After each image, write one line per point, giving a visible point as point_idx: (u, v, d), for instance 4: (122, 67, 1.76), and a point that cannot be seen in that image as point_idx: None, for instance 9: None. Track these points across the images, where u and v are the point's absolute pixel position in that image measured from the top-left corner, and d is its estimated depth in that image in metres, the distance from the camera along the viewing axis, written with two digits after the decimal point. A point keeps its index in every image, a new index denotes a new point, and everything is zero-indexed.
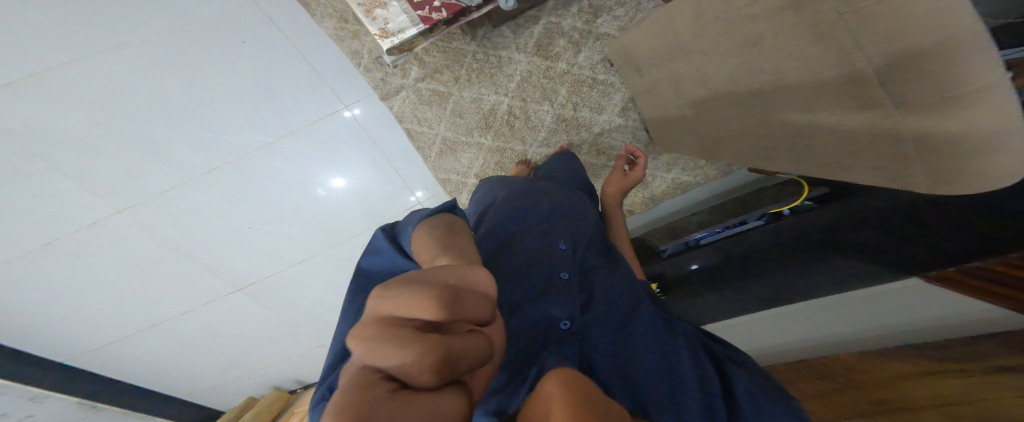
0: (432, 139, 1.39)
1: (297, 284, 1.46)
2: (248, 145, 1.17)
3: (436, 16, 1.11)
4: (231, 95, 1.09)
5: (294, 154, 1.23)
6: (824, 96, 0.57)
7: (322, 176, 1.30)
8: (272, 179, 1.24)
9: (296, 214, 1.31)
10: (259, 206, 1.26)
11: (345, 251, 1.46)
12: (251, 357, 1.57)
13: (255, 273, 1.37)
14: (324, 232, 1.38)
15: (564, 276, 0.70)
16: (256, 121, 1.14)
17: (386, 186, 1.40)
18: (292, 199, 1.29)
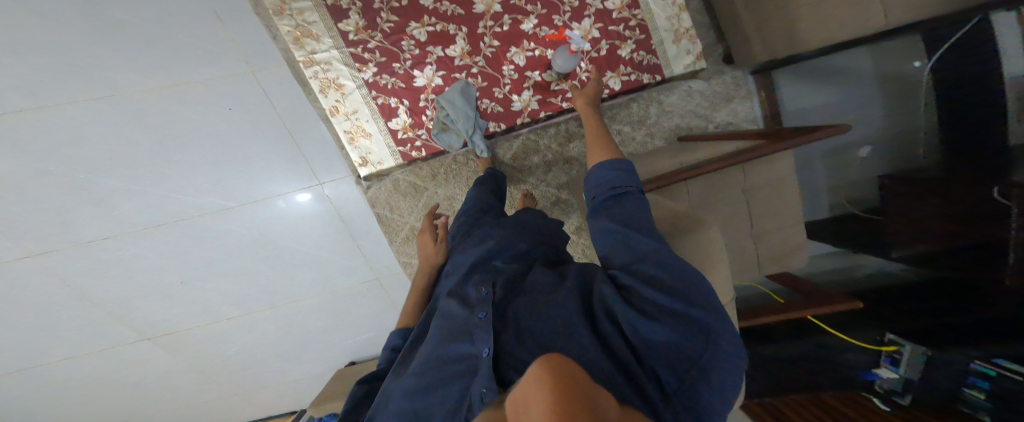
0: (400, 226, 1.24)
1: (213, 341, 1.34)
2: (213, 209, 1.09)
3: (414, 152, 1.10)
4: (206, 160, 1.04)
5: (259, 217, 1.13)
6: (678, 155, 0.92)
7: (280, 187, 1.11)
8: (228, 255, 1.17)
9: (240, 252, 1.18)
10: (199, 256, 1.15)
11: (286, 311, 1.35)
12: (144, 408, 1.39)
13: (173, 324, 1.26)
14: (265, 270, 1.23)
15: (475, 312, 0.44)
16: (220, 183, 1.07)
17: (346, 258, 1.28)
18: (238, 246, 1.16)
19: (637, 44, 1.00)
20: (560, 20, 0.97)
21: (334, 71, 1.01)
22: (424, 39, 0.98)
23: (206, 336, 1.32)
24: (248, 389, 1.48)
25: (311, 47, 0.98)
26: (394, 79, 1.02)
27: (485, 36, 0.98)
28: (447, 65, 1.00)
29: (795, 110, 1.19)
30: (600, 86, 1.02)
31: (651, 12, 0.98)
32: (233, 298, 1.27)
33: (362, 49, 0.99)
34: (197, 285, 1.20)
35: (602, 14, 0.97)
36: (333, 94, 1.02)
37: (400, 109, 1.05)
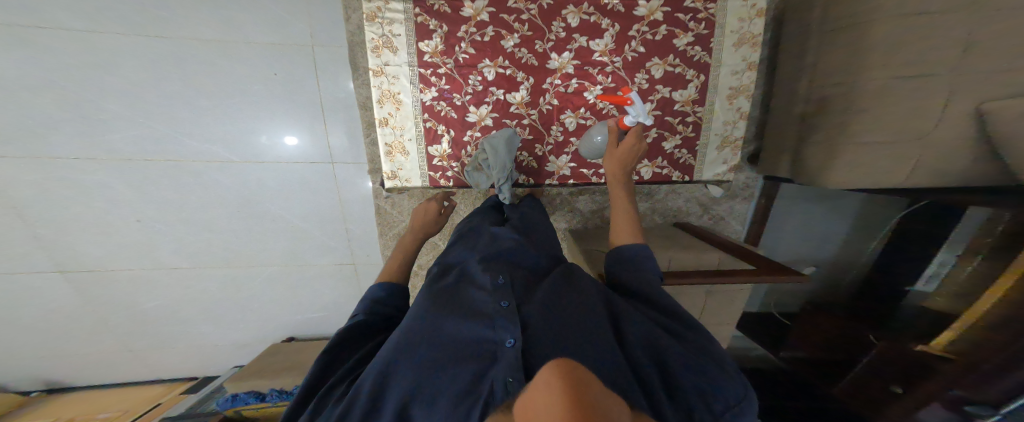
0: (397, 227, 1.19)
1: (143, 294, 1.21)
2: (202, 156, 1.02)
3: (444, 182, 1.07)
4: (223, 111, 0.98)
5: (249, 177, 1.06)
6: (684, 255, 1.05)
7: (279, 134, 1.02)
8: (200, 205, 1.08)
9: (214, 205, 1.08)
10: (165, 201, 1.06)
11: (241, 282, 1.24)
12: (34, 344, 1.24)
13: (104, 264, 1.13)
14: (235, 234, 1.13)
15: (503, 303, 0.58)
16: (225, 135, 1.00)
17: (326, 239, 1.19)
18: (215, 196, 1.07)
19: (683, 140, 0.96)
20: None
21: (398, 84, 0.97)
22: (490, 79, 0.95)
23: (138, 286, 1.19)
24: (163, 342, 1.34)
25: (386, 57, 0.94)
26: (450, 108, 0.98)
27: (548, 92, 0.96)
28: (503, 107, 0.98)
29: (783, 229, 1.32)
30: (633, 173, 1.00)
31: (713, 112, 0.94)
32: (183, 250, 1.14)
33: (429, 71, 0.96)
34: (152, 227, 1.09)
35: (665, 102, 0.93)
36: (389, 105, 0.98)
37: (445, 136, 1.02)
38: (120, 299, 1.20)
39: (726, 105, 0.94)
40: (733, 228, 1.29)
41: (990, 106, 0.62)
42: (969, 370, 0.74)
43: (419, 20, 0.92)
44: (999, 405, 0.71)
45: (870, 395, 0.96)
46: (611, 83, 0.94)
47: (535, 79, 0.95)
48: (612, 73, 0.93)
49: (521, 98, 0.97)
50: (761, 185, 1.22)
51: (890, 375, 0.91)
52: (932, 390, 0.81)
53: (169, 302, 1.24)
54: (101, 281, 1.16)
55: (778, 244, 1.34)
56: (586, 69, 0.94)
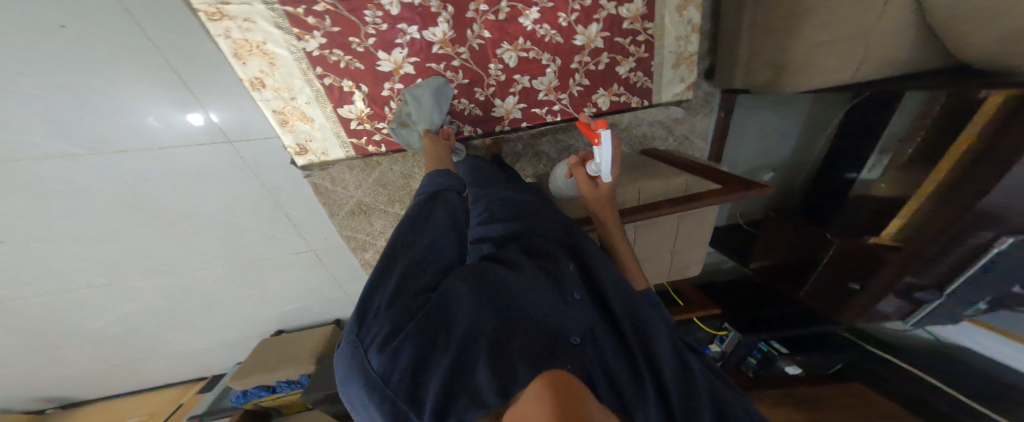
0: (345, 201, 1.10)
1: (73, 313, 1.10)
2: (55, 154, 0.81)
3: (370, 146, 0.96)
4: (57, 98, 0.75)
5: (141, 171, 0.89)
6: (653, 186, 0.99)
7: (131, 105, 0.80)
8: (87, 213, 0.92)
9: (95, 207, 0.91)
10: (37, 213, 0.89)
11: (184, 283, 1.15)
12: None
13: (4, 290, 0.99)
14: (141, 233, 0.99)
15: (578, 295, 0.53)
16: (53, 116, 0.77)
17: (262, 227, 1.08)
18: (88, 194, 0.89)
19: (636, 63, 0.83)
20: (563, 19, 0.77)
21: (284, 31, 0.79)
22: (396, 13, 0.77)
23: (62, 307, 1.07)
24: (129, 357, 1.29)
25: (242, 11, 0.76)
26: (349, 57, 0.83)
27: (474, 22, 0.78)
28: (423, 49, 0.81)
29: (745, 143, 1.30)
30: (588, 105, 0.88)
31: (664, 28, 0.80)
32: (97, 265, 1.02)
33: (303, 9, 0.77)
34: (47, 249, 0.95)
35: (610, 21, 0.78)
36: (255, 59, 0.81)
37: (355, 94, 0.89)
38: (48, 323, 1.10)
39: (676, 18, 0.79)
40: (696, 147, 1.25)
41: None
42: (914, 257, 0.76)
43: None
44: (942, 286, 0.77)
45: (833, 294, 0.99)
46: (548, 3, 0.76)
47: (453, 8, 0.77)
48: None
49: (442, 34, 0.79)
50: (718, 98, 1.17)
51: (846, 273, 0.94)
52: (885, 279, 0.83)
53: (111, 321, 1.15)
54: (19, 312, 1.05)
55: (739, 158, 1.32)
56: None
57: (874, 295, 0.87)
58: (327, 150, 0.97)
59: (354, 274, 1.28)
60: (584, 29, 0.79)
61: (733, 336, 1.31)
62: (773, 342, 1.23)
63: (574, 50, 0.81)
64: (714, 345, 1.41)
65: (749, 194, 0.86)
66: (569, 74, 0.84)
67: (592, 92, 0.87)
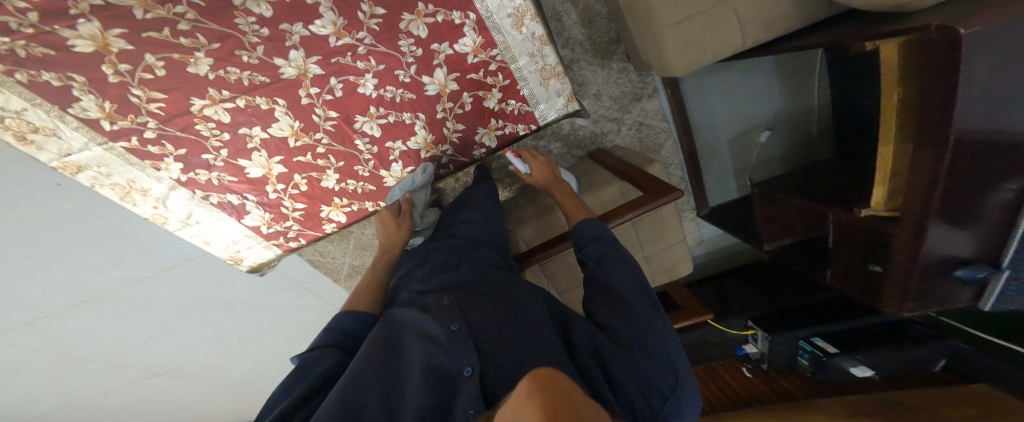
0: (338, 267, 1.35)
1: (196, 378, 1.54)
2: (126, 281, 1.12)
3: (294, 243, 0.89)
4: (115, 249, 1.05)
5: (189, 279, 1.19)
6: (588, 201, 0.90)
7: (161, 242, 1.08)
8: (172, 314, 1.27)
9: (177, 310, 1.26)
10: (145, 324, 1.26)
11: (257, 345, 1.52)
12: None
13: (152, 374, 1.44)
14: (213, 320, 1.34)
15: (452, 327, 0.51)
16: (121, 263, 1.08)
17: (288, 297, 1.39)
18: (168, 304, 1.23)
19: (502, 92, 0.77)
20: (404, 76, 0.71)
21: (116, 152, 0.66)
22: (228, 120, 0.67)
23: (189, 376, 1.52)
24: (246, 399, 1.77)
25: (54, 145, 0.62)
26: (218, 173, 0.74)
27: (315, 107, 0.69)
28: (280, 145, 0.73)
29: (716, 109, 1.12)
30: (477, 146, 0.86)
31: (510, 50, 0.72)
32: (198, 346, 1.42)
33: (137, 139, 0.66)
34: (167, 342, 1.36)
35: (454, 61, 0.72)
36: (139, 198, 0.72)
37: (248, 204, 0.80)
38: (185, 387, 1.56)
39: (517, 37, 0.70)
40: (657, 129, 1.13)
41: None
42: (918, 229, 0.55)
43: (24, 79, 0.55)
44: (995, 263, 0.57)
45: (863, 284, 0.78)
46: (378, 63, 0.68)
47: (286, 101, 0.67)
48: (368, 52, 0.66)
49: (288, 128, 0.70)
50: (658, 76, 1.04)
51: (863, 256, 0.73)
52: (905, 264, 0.61)
53: (223, 378, 1.60)
54: (167, 384, 1.52)
55: (720, 125, 1.14)
56: (333, 61, 0.65)
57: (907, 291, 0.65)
58: (256, 256, 0.87)
59: None
60: (429, 77, 0.72)
61: (762, 335, 1.05)
62: (817, 339, 0.95)
63: (432, 100, 0.75)
64: (751, 344, 1.13)
65: (654, 205, 0.73)
66: (439, 125, 0.80)
67: (474, 133, 0.83)
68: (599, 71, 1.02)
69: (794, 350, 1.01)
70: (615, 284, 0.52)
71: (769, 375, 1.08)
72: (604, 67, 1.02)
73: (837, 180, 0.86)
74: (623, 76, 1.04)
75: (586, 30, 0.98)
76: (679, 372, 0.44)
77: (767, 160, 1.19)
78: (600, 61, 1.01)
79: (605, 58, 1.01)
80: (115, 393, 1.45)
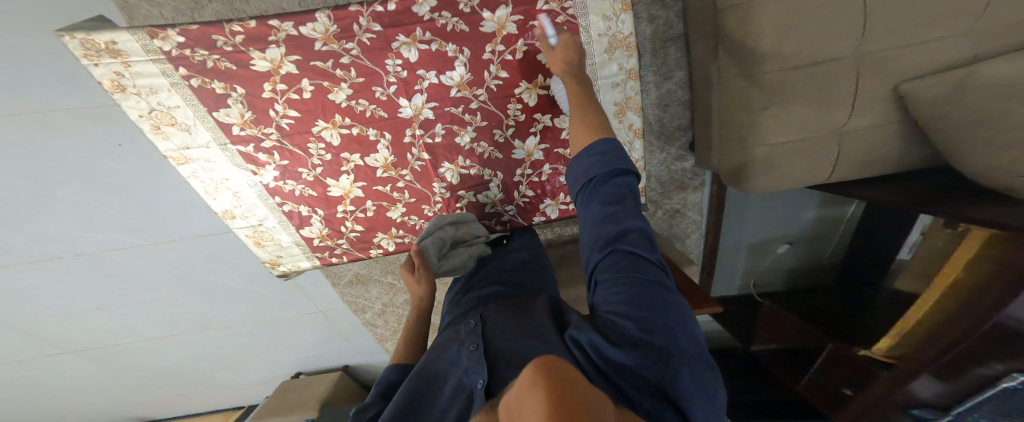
0: (343, 272, 1.28)
1: (141, 354, 1.38)
2: (124, 244, 1.02)
3: (336, 259, 0.94)
4: (128, 211, 0.96)
5: (181, 255, 1.09)
6: None
7: (170, 213, 0.99)
8: (146, 285, 1.14)
9: (151, 283, 1.14)
10: (109, 290, 1.12)
11: (222, 333, 1.39)
12: (76, 400, 1.50)
13: (92, 341, 1.27)
14: (186, 300, 1.22)
15: (473, 346, 0.50)
16: (114, 224, 0.98)
17: (277, 294, 1.29)
18: (144, 275, 1.11)
19: None
20: (500, 135, 0.81)
21: (228, 152, 0.78)
22: (337, 144, 0.79)
23: (134, 350, 1.35)
24: (186, 386, 1.59)
25: (179, 138, 0.74)
26: (303, 186, 0.83)
27: (413, 146, 0.81)
28: (367, 173, 0.83)
29: (740, 218, 1.23)
30: (537, 213, 0.94)
31: None
32: (157, 322, 1.27)
33: (253, 146, 0.78)
34: (126, 313, 1.21)
35: (548, 134, 0.82)
36: (224, 194, 0.81)
37: (314, 216, 0.88)
38: (125, 359, 1.39)
39: (616, 125, 0.81)
40: (690, 218, 1.22)
41: (909, 86, 0.56)
42: (908, 374, 0.70)
43: (195, 84, 0.69)
44: (945, 408, 0.69)
45: (829, 398, 0.94)
46: (482, 120, 0.79)
47: (392, 135, 0.79)
48: (479, 109, 0.78)
49: (383, 160, 0.82)
50: (709, 173, 1.12)
51: (841, 377, 0.89)
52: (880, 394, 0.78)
53: (171, 359, 1.45)
54: (104, 354, 1.35)
55: (745, 230, 1.26)
56: (446, 109, 0.77)
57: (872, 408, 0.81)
58: (295, 263, 0.93)
59: (356, 325, 1.47)
60: (521, 142, 0.82)
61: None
62: None
63: (515, 163, 0.85)
64: None
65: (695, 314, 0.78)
66: (512, 187, 0.88)
67: (541, 201, 0.91)
68: (658, 153, 1.09)
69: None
70: (624, 263, 0.43)
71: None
72: (664, 150, 1.09)
73: (832, 314, 1.02)
74: (677, 163, 1.12)
75: (660, 113, 1.03)
76: (686, 354, 0.37)
77: (772, 269, 1.32)
78: (663, 143, 1.08)
79: (667, 143, 1.08)
80: (40, 353, 1.27)
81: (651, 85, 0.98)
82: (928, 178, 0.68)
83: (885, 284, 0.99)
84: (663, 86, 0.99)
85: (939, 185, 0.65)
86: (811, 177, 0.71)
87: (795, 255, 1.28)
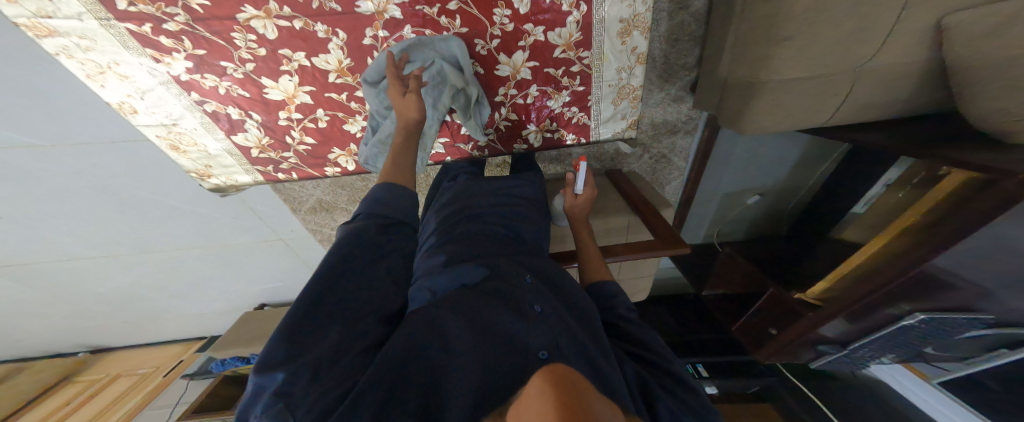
0: (304, 197, 1.17)
1: (74, 275, 1.26)
2: (23, 143, 0.87)
3: (281, 175, 0.93)
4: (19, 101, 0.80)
5: (103, 160, 0.94)
6: (600, 221, 0.97)
7: (69, 109, 0.83)
8: (64, 195, 0.99)
9: (69, 193, 0.99)
10: (16, 196, 0.97)
11: (169, 257, 1.28)
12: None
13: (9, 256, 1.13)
14: (118, 216, 1.09)
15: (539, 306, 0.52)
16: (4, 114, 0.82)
17: (232, 217, 1.19)
18: (57, 183, 0.96)
19: (570, 96, 0.78)
20: (482, 47, 0.71)
21: (114, 30, 0.68)
22: (274, 38, 0.70)
23: (63, 270, 1.23)
24: (134, 314, 1.50)
25: (36, 5, 0.63)
26: (231, 83, 0.77)
27: (374, 49, 0.72)
28: (318, 78, 0.76)
29: (718, 165, 1.25)
30: (519, 140, 0.88)
31: (602, 58, 0.73)
32: (84, 240, 1.14)
33: (150, 26, 0.68)
34: (49, 227, 1.07)
35: (540, 49, 0.71)
36: (113, 81, 0.74)
37: (249, 122, 0.83)
38: (54, 280, 1.26)
39: (617, 46, 0.72)
40: (674, 164, 1.21)
41: (951, 19, 0.56)
42: (826, 316, 0.78)
43: None
44: (845, 344, 0.82)
45: (757, 336, 1.03)
46: (461, 25, 0.68)
47: (347, 36, 0.70)
48: (458, 11, 0.67)
49: (338, 63, 0.74)
50: (704, 117, 1.08)
51: (771, 318, 0.97)
52: (796, 333, 0.86)
53: (113, 283, 1.34)
54: (27, 273, 1.21)
55: (722, 178, 1.28)
56: (417, 9, 0.67)
57: (790, 343, 0.89)
58: (229, 175, 0.90)
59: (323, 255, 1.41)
60: (507, 57, 0.72)
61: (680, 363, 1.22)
62: (699, 366, 1.22)
63: (499, 82, 0.75)
64: None
65: (664, 252, 0.79)
66: (494, 108, 0.80)
67: (523, 127, 0.84)
68: (656, 91, 1.02)
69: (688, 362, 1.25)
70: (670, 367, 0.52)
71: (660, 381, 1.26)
72: (662, 89, 1.02)
73: (783, 259, 1.10)
74: (675, 105, 1.06)
75: (667, 48, 0.94)
76: None
77: (739, 219, 1.38)
78: (663, 82, 1.00)
79: (668, 82, 1.01)
80: None
81: (664, 10, 0.88)
82: (919, 135, 0.67)
83: (831, 234, 1.07)
84: (677, 16, 0.89)
85: (919, 139, 0.66)
86: (789, 113, 0.72)
87: (763, 206, 1.32)
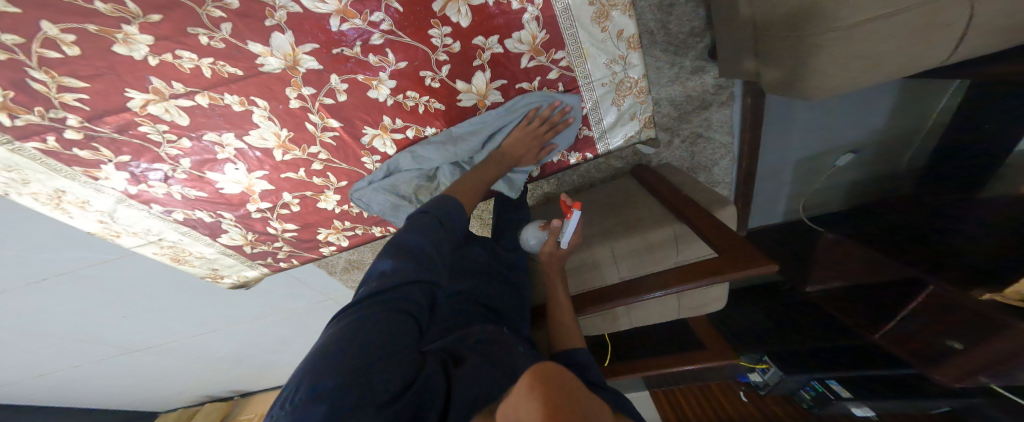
0: (331, 261, 1.17)
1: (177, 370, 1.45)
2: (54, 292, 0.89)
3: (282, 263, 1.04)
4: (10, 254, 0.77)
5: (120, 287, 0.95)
6: (637, 243, 0.79)
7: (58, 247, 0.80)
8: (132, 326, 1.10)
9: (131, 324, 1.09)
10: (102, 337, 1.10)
11: (241, 343, 1.40)
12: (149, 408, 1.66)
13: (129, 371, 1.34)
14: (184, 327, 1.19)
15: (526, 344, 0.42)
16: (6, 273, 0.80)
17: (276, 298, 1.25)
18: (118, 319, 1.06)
19: (558, 108, 0.71)
20: (432, 77, 0.64)
21: (26, 154, 0.65)
22: (186, 122, 0.67)
23: (169, 369, 1.42)
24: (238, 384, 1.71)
25: None
26: (184, 185, 0.79)
27: (309, 109, 0.68)
28: (266, 160, 0.77)
29: (778, 134, 0.96)
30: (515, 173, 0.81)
31: (582, 52, 0.63)
32: (173, 348, 1.29)
33: (55, 139, 0.65)
34: (120, 345, 1.16)
35: (500, 62, 0.63)
36: (75, 210, 0.75)
37: (223, 221, 0.89)
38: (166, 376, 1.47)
39: (597, 35, 0.61)
40: (717, 142, 0.96)
41: None
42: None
43: None
44: None
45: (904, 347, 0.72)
46: (400, 60, 0.61)
47: (268, 103, 0.66)
48: (385, 43, 0.59)
49: (275, 135, 0.72)
50: (739, 82, 0.83)
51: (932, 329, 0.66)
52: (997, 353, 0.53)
53: (207, 369, 1.51)
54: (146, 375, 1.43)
55: (789, 147, 0.98)
56: (334, 53, 0.59)
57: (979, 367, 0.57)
58: (238, 274, 1.03)
59: None
60: (466, 82, 0.66)
61: (773, 372, 1.03)
62: (831, 382, 0.88)
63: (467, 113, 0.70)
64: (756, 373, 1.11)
65: (728, 276, 0.59)
66: None
67: None
68: (665, 68, 0.80)
69: (798, 385, 0.97)
70: None
71: (764, 403, 1.07)
72: (673, 63, 0.80)
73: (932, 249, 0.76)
74: (695, 78, 0.83)
75: (661, 17, 0.73)
76: None
77: (830, 186, 1.05)
78: (671, 55, 0.79)
79: (677, 55, 0.79)
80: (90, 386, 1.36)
81: None
82: None
83: (982, 190, 0.71)
84: None
85: None
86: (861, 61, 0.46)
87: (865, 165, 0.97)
